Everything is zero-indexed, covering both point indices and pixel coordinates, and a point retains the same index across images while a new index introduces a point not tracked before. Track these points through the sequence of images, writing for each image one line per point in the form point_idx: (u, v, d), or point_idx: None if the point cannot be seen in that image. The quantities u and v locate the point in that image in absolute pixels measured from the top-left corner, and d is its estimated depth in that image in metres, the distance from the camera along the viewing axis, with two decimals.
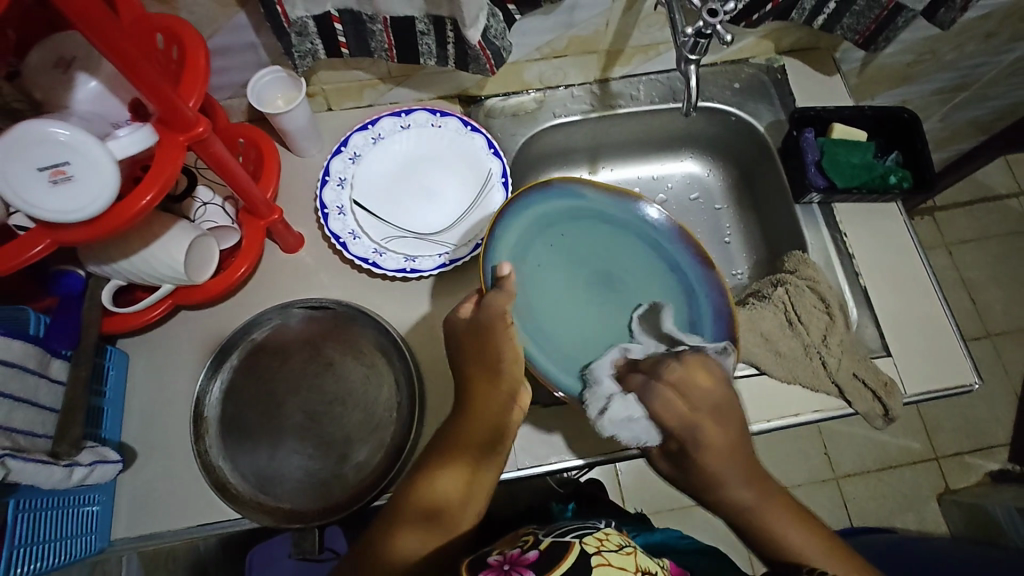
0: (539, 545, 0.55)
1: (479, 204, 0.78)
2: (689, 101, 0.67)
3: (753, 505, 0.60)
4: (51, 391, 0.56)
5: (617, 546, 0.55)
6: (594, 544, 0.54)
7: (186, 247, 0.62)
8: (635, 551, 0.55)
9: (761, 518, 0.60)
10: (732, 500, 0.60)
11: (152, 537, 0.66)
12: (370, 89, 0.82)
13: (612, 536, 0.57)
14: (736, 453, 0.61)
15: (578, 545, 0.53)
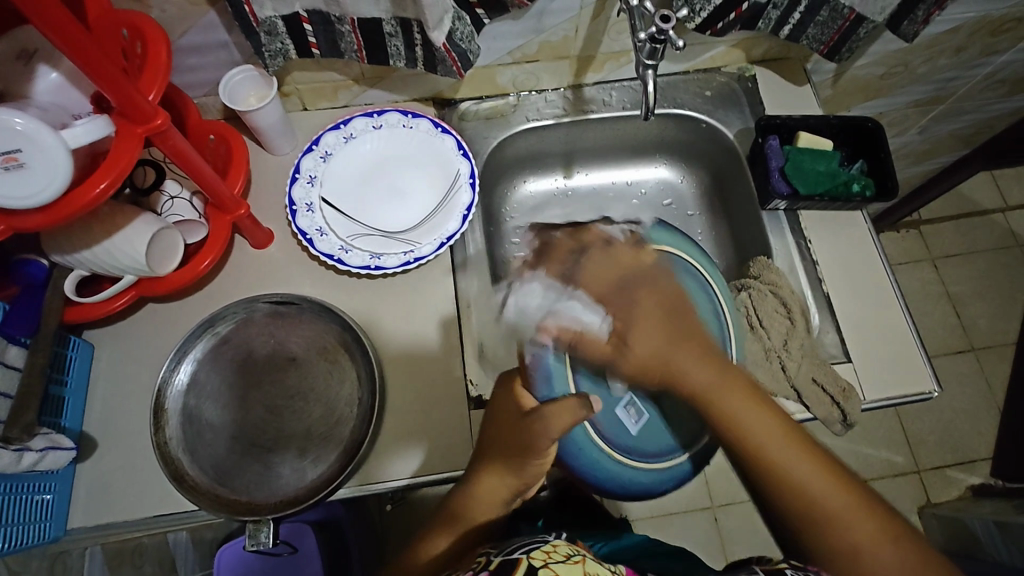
0: (488, 566, 0.54)
1: (446, 203, 0.79)
2: (648, 105, 0.68)
3: (710, 385, 0.57)
4: (6, 376, 0.57)
5: (565, 557, 0.55)
6: (541, 557, 0.54)
7: (148, 239, 0.63)
8: (584, 560, 0.56)
9: (716, 403, 0.57)
10: (687, 387, 0.58)
11: (108, 527, 0.66)
12: (344, 90, 0.84)
13: (560, 547, 0.57)
14: (655, 324, 0.60)
15: (526, 561, 0.54)
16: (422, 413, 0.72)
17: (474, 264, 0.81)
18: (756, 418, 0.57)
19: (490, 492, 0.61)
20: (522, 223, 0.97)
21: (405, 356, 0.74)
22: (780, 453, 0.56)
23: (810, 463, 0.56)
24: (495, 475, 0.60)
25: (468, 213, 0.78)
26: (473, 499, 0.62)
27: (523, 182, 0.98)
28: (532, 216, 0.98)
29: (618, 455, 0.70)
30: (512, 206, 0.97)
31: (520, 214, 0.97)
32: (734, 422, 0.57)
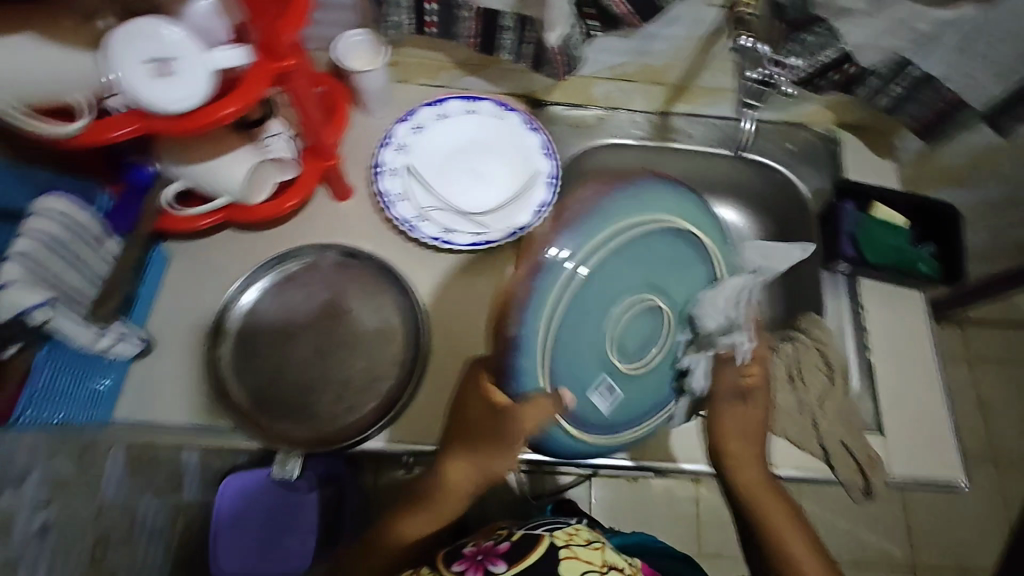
0: (511, 536, 0.62)
1: (521, 196, 0.80)
2: (744, 142, 0.89)
3: (755, 480, 0.67)
4: (102, 262, 0.61)
5: (586, 542, 0.61)
6: (563, 537, 0.61)
7: (249, 168, 0.68)
8: (603, 546, 0.62)
9: (756, 501, 0.66)
10: (741, 477, 0.66)
11: (146, 426, 0.69)
12: (446, 72, 0.88)
13: (581, 532, 0.63)
14: (751, 428, 0.67)
15: (548, 539, 0.61)
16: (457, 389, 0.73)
17: None
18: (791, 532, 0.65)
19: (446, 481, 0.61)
20: None
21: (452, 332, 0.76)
22: (800, 552, 0.64)
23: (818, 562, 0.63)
24: (456, 467, 0.61)
25: (542, 209, 0.79)
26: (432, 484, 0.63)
27: None
28: None
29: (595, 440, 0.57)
30: None
31: None
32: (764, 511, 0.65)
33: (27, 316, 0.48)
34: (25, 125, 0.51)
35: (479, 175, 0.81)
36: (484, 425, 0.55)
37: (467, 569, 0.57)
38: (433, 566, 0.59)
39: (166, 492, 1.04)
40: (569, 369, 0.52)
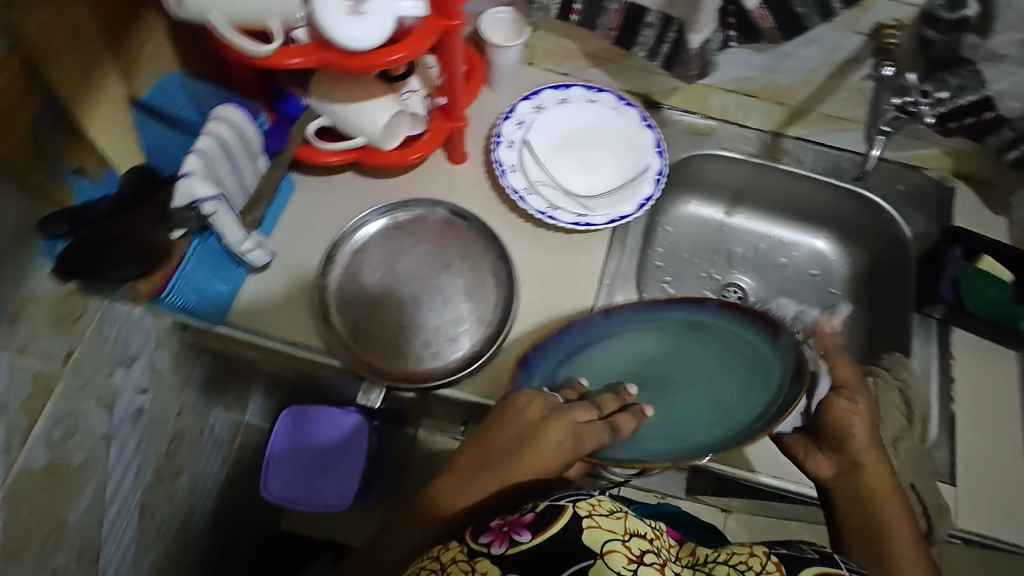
0: (534, 507, 0.52)
1: (628, 187, 0.82)
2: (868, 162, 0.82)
3: (870, 471, 0.64)
4: (253, 173, 0.65)
5: (610, 512, 0.52)
6: (587, 507, 0.51)
7: (389, 116, 0.73)
8: (626, 516, 0.52)
9: (865, 492, 0.63)
10: (853, 463, 0.65)
11: (251, 335, 0.75)
12: (572, 60, 0.91)
13: (604, 501, 0.53)
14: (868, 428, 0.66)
15: (570, 509, 0.51)
16: None
17: (626, 252, 0.84)
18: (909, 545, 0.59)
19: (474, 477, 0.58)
20: (670, 237, 1.01)
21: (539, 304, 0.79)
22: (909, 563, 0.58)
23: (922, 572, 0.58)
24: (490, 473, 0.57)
25: (646, 203, 0.81)
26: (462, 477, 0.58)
27: (687, 203, 1.02)
28: (682, 235, 1.01)
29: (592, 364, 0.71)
30: (668, 219, 1.01)
31: (672, 229, 1.01)
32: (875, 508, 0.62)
33: (199, 205, 0.55)
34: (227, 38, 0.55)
35: (590, 161, 0.84)
36: (550, 447, 0.57)
37: (493, 542, 0.50)
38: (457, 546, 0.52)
39: (233, 408, 1.11)
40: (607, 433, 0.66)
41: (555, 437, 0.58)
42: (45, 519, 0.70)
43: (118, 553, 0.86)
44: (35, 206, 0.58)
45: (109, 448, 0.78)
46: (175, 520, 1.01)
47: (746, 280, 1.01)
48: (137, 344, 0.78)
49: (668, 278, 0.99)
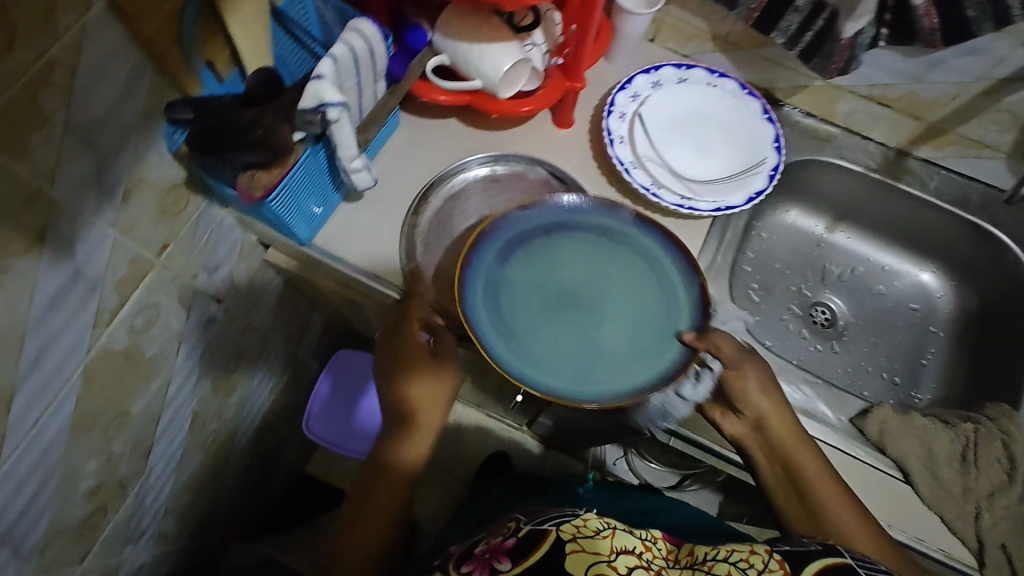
0: (517, 532, 0.54)
1: (740, 179, 0.78)
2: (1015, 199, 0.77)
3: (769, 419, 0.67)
4: (370, 96, 0.64)
5: (596, 532, 0.51)
6: (571, 530, 0.51)
7: (512, 62, 0.70)
8: (615, 535, 0.51)
9: (782, 450, 0.66)
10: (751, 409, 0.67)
11: (335, 261, 0.74)
12: (697, 41, 0.87)
13: (591, 520, 0.52)
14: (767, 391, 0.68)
15: (554, 535, 0.51)
16: None
17: (723, 246, 0.81)
18: (843, 508, 0.62)
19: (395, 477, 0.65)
20: (762, 243, 0.95)
21: None
22: (845, 525, 0.61)
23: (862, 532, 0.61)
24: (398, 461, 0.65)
25: (756, 197, 0.77)
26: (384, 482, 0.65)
27: (786, 210, 0.96)
28: (776, 243, 0.96)
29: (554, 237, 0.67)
30: (763, 224, 0.95)
31: (766, 235, 0.96)
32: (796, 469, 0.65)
33: (324, 110, 0.54)
34: None
35: (701, 146, 0.80)
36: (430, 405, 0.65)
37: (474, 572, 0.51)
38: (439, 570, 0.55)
39: (291, 341, 1.12)
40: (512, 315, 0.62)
41: (426, 400, 0.65)
42: (112, 402, 0.71)
43: (165, 455, 0.87)
44: (165, 89, 0.59)
45: (179, 349, 0.79)
46: (220, 436, 1.02)
47: (837, 302, 0.95)
48: (224, 251, 0.79)
49: (755, 286, 0.94)
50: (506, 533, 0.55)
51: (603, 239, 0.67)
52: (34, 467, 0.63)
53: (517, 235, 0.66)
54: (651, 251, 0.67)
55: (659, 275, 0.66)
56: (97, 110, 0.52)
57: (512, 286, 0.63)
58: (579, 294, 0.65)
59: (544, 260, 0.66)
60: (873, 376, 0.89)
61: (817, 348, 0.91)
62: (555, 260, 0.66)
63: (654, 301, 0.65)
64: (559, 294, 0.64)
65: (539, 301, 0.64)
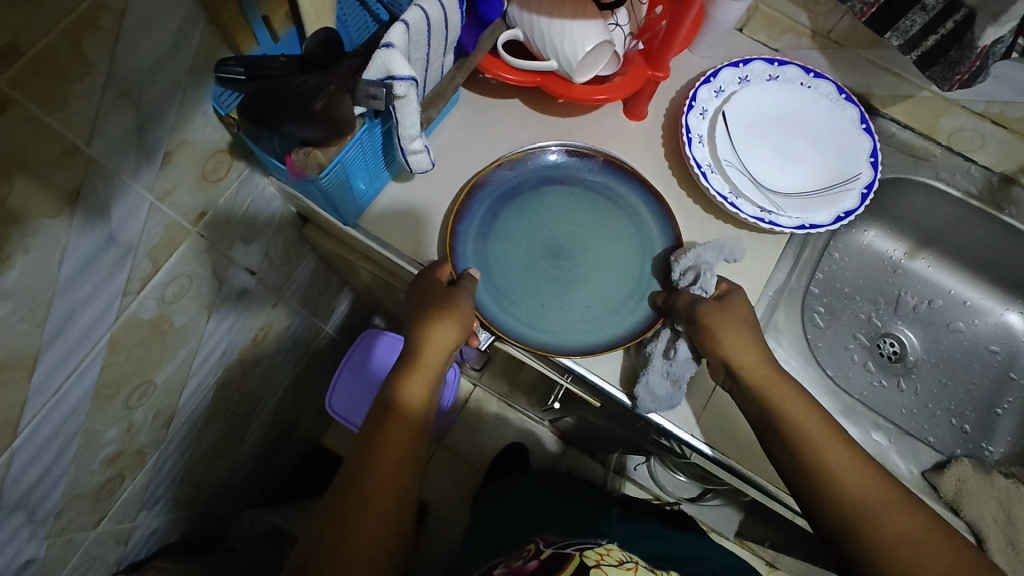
0: (539, 556, 0.64)
1: (827, 195, 0.71)
2: None
3: (757, 375, 0.59)
4: (436, 71, 0.58)
5: (616, 561, 0.61)
6: (594, 556, 0.60)
7: (596, 43, 0.63)
8: (634, 567, 0.61)
9: (760, 390, 0.59)
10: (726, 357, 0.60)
11: (380, 246, 0.69)
12: (792, 36, 0.79)
13: (612, 553, 0.63)
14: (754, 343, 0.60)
15: (578, 558, 0.60)
16: None
17: (799, 265, 0.74)
18: (827, 436, 0.56)
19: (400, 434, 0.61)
20: (834, 263, 0.88)
21: None
22: (841, 469, 0.54)
23: (863, 475, 0.54)
24: (408, 409, 0.63)
25: (844, 217, 0.69)
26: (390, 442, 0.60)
27: (864, 230, 0.88)
28: (848, 264, 0.88)
29: (535, 190, 0.71)
30: (837, 244, 0.88)
31: (838, 255, 0.88)
32: (778, 412, 0.58)
33: (392, 84, 0.47)
34: None
35: (787, 154, 0.73)
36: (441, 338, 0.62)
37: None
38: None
39: (320, 315, 1.08)
40: (497, 272, 0.68)
41: (438, 337, 0.63)
42: (137, 371, 0.67)
43: (186, 424, 0.84)
44: (218, 45, 0.54)
45: (207, 319, 0.75)
46: (242, 406, 0.99)
47: (909, 336, 0.87)
48: (262, 221, 0.75)
49: (821, 310, 0.86)
50: (528, 556, 0.65)
51: (584, 194, 0.71)
52: (49, 436, 0.59)
53: (489, 204, 0.70)
54: (630, 205, 0.71)
55: (618, 204, 0.71)
56: (145, 63, 0.47)
57: (498, 243, 0.69)
58: (557, 250, 0.70)
59: (512, 226, 0.70)
60: (942, 421, 0.82)
61: (882, 384, 0.84)
62: (528, 221, 0.70)
63: (619, 234, 0.71)
64: (540, 248, 0.70)
65: (522, 270, 0.69)
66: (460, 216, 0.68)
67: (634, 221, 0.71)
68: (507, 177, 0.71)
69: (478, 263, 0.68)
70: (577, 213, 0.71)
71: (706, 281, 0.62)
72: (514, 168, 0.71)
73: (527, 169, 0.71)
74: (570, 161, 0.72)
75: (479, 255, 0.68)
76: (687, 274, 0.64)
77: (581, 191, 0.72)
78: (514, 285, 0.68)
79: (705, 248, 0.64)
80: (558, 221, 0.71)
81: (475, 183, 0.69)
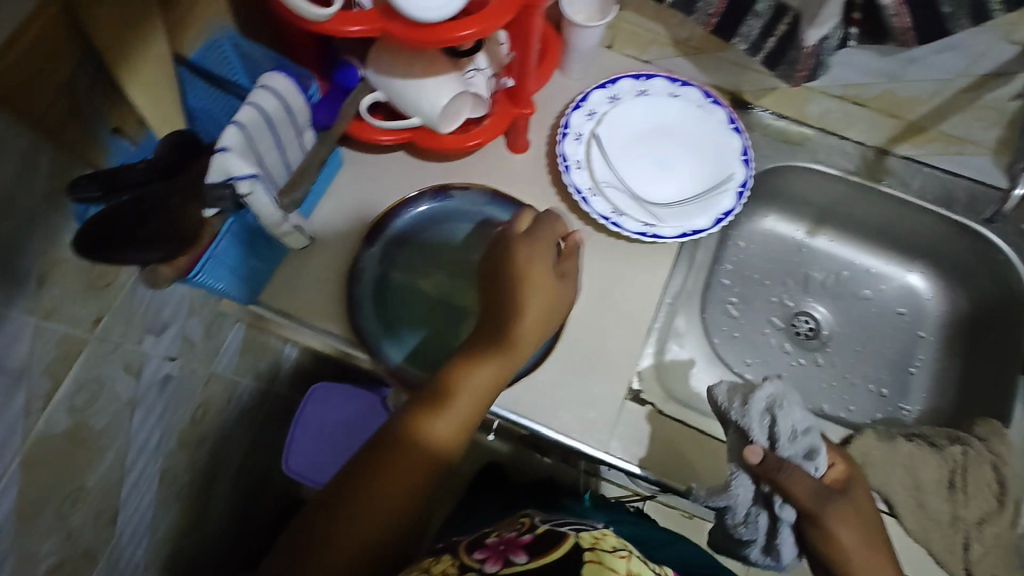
0: (534, 530, 0.56)
1: (705, 199, 0.74)
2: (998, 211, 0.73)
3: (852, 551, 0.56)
4: (295, 151, 0.60)
5: (612, 549, 0.53)
6: (588, 540, 0.53)
7: (452, 96, 0.65)
8: (630, 557, 0.53)
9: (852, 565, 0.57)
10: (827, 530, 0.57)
11: (285, 318, 0.71)
12: (657, 47, 0.81)
13: (608, 537, 0.55)
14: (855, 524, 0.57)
15: (573, 538, 0.54)
16: (589, 378, 0.69)
17: (693, 268, 0.77)
18: None
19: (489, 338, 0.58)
20: (741, 252, 0.91)
21: (591, 314, 0.72)
22: None
23: None
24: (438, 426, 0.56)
25: (724, 218, 0.72)
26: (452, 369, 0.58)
27: (765, 217, 0.91)
28: (755, 251, 0.91)
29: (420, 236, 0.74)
30: (741, 234, 0.91)
31: (744, 244, 0.91)
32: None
33: (234, 183, 0.50)
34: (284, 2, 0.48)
35: (663, 165, 0.76)
36: (536, 268, 0.57)
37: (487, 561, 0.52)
38: (452, 557, 0.55)
39: (262, 377, 1.10)
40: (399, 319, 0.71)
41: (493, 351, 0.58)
42: (63, 481, 0.68)
43: (135, 517, 0.85)
44: None
45: (133, 414, 0.77)
46: (197, 483, 1.00)
47: (820, 310, 0.90)
48: (169, 310, 0.76)
49: (732, 300, 0.89)
50: (522, 529, 0.57)
51: (471, 227, 0.74)
52: None
53: (379, 259, 0.72)
54: None
55: (485, 222, 0.74)
56: None
57: (395, 296, 0.72)
58: (448, 299, 0.73)
59: (399, 296, 0.72)
60: (859, 389, 0.85)
61: (800, 361, 0.87)
62: (421, 266, 0.74)
63: (496, 252, 0.74)
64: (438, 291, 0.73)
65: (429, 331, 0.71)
66: (356, 316, 0.69)
67: None
68: (392, 229, 0.73)
69: (381, 320, 0.70)
70: (464, 248, 0.74)
71: (819, 459, 0.61)
72: (378, 245, 0.72)
73: (407, 218, 0.74)
74: (418, 213, 0.74)
75: (379, 310, 0.71)
76: (798, 447, 0.60)
77: (452, 229, 0.75)
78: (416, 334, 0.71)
79: (799, 410, 0.62)
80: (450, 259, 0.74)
81: (352, 274, 0.70)
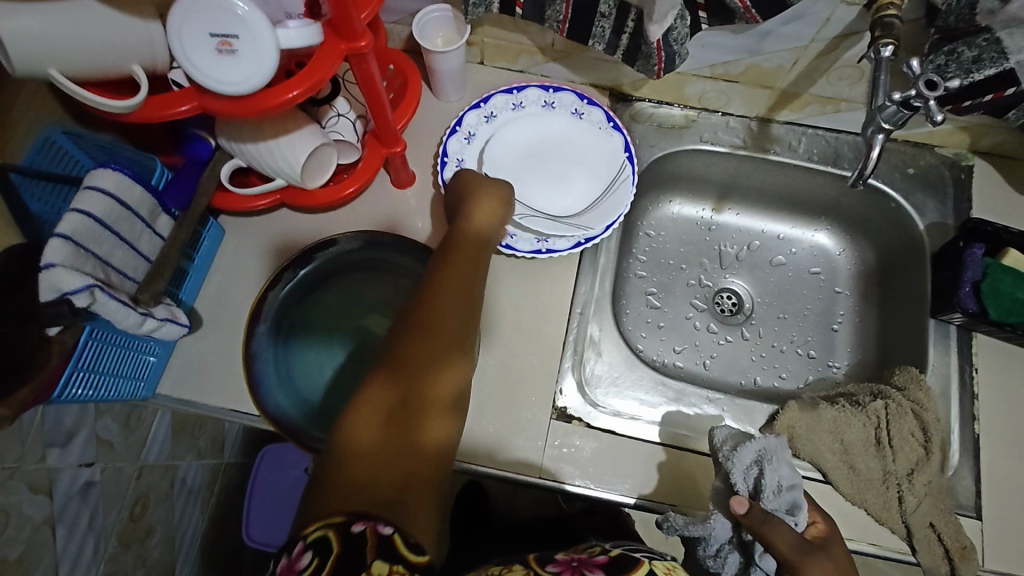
0: (606, 553, 0.52)
1: (598, 204, 0.74)
2: (863, 171, 0.65)
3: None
4: (151, 242, 0.59)
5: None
6: (662, 568, 0.50)
7: (309, 151, 0.62)
8: None
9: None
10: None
11: (189, 404, 0.69)
12: (526, 56, 0.80)
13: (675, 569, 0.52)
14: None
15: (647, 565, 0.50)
16: (510, 405, 0.68)
17: (599, 271, 0.76)
18: None
19: (464, 292, 0.57)
20: (653, 242, 0.91)
21: (502, 340, 0.71)
22: None
23: None
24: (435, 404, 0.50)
25: (617, 220, 0.73)
26: (442, 325, 0.54)
27: (669, 202, 0.91)
28: (666, 238, 0.91)
29: (310, 296, 0.72)
30: (649, 222, 0.91)
31: (655, 233, 0.91)
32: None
33: (70, 298, 0.47)
34: (76, 97, 0.45)
35: (550, 177, 0.76)
36: (493, 209, 0.67)
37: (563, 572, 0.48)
38: (523, 568, 0.49)
39: (205, 454, 1.06)
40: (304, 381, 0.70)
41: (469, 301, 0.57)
42: None
43: None
44: None
45: (54, 532, 0.71)
46: None
47: (739, 283, 0.91)
48: (71, 420, 0.72)
49: (652, 291, 0.89)
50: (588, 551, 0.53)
51: (362, 274, 0.74)
52: None
53: (271, 331, 0.69)
54: (410, 268, 0.73)
55: (373, 264, 0.74)
56: None
57: (295, 362, 0.70)
58: (353, 347, 0.72)
59: (299, 362, 0.70)
60: (789, 355, 0.86)
61: (728, 339, 0.87)
62: (318, 325, 0.72)
63: (376, 291, 0.74)
64: (339, 344, 0.72)
65: (336, 391, 0.69)
66: (259, 397, 0.66)
67: (417, 278, 0.73)
68: (279, 296, 0.70)
69: (286, 388, 0.68)
70: (358, 297, 0.74)
71: (801, 515, 0.58)
72: (266, 317, 0.69)
73: (292, 280, 0.71)
74: (298, 277, 0.71)
75: (281, 380, 0.68)
76: (781, 501, 0.58)
77: (343, 281, 0.74)
78: (321, 395, 0.69)
79: (787, 466, 0.60)
80: (346, 311, 0.73)
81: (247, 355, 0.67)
